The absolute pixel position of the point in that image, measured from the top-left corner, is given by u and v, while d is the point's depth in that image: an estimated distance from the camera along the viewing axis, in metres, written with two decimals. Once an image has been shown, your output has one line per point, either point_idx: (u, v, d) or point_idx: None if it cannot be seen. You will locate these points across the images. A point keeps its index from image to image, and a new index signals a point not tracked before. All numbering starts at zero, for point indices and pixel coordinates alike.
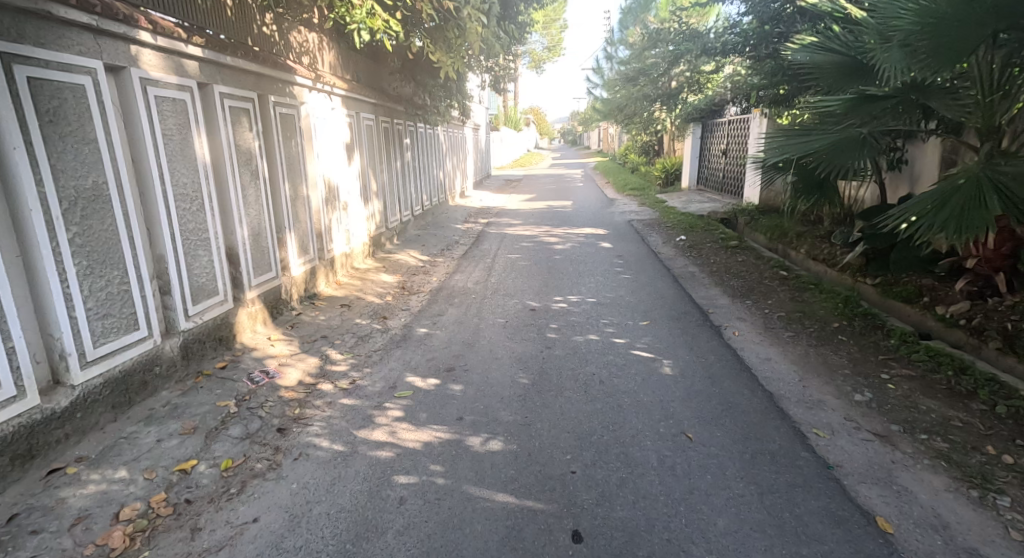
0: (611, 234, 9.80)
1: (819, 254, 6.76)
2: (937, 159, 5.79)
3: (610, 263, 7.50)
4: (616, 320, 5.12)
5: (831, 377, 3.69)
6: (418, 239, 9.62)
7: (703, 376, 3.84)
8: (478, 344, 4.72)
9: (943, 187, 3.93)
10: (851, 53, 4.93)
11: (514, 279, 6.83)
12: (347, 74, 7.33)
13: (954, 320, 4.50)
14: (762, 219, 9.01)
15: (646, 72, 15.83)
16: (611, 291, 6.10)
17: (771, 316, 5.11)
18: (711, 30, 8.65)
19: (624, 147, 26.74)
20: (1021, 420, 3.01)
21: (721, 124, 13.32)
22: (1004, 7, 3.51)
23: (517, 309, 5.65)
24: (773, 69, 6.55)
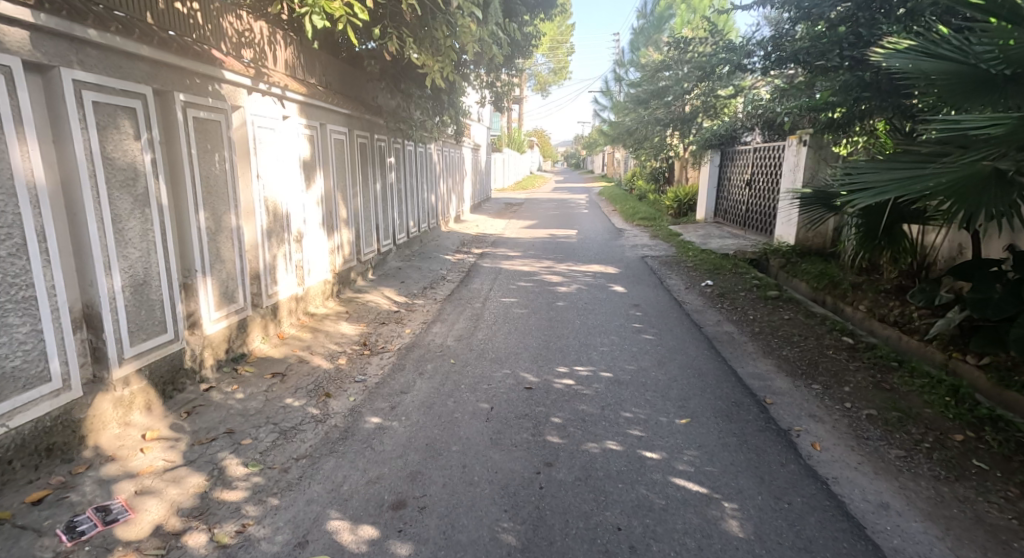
0: (623, 273, 8.42)
1: (889, 315, 5.32)
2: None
3: (625, 315, 6.09)
4: (645, 415, 3.70)
5: None
6: (397, 272, 8.22)
7: (797, 548, 2.48)
8: (448, 450, 3.25)
9: None
10: (971, 61, 3.62)
11: (506, 334, 5.41)
12: (310, 79, 5.98)
13: None
14: (802, 264, 7.63)
15: (660, 94, 14.59)
16: (631, 361, 4.68)
17: (857, 415, 3.70)
18: (752, 37, 7.15)
19: (629, 175, 25.66)
20: None
21: (743, 152, 12.04)
22: None
23: (508, 384, 4.22)
24: (854, 83, 5.22)
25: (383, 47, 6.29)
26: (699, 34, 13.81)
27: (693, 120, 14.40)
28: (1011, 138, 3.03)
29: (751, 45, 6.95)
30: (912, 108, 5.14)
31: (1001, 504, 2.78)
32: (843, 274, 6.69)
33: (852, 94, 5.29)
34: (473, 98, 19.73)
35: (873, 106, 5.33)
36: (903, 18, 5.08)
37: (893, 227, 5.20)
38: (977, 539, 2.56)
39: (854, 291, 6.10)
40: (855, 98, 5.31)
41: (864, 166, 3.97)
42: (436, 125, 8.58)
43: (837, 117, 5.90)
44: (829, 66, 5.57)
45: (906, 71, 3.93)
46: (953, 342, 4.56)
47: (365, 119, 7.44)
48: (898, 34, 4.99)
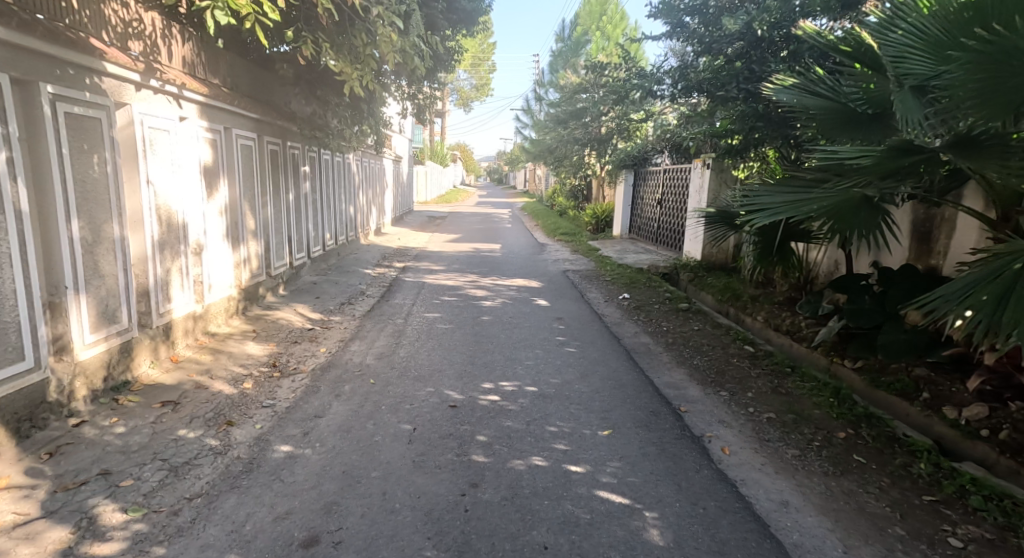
0: (546, 287, 8.44)
1: (783, 325, 5.57)
2: (909, 227, 4.71)
3: (549, 328, 6.07)
4: (570, 428, 3.63)
5: (890, 549, 2.51)
6: (311, 287, 7.79)
7: (712, 551, 2.47)
8: (367, 477, 3.01)
9: (981, 271, 2.68)
10: (842, 100, 3.77)
11: (428, 351, 5.21)
12: (212, 79, 5.56)
13: (974, 430, 3.25)
14: (709, 277, 7.98)
15: (577, 114, 15.23)
16: (555, 375, 4.61)
17: (759, 419, 3.82)
18: (661, 65, 7.30)
19: (548, 194, 26.17)
20: None
21: (653, 171, 12.56)
22: None
23: (430, 403, 4.02)
24: (749, 113, 5.56)
25: (297, 51, 5.98)
26: (614, 58, 14.38)
27: (609, 141, 14.93)
28: (877, 169, 3.01)
29: (661, 72, 7.07)
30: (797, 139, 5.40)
31: (877, 493, 2.92)
32: (743, 286, 7.04)
33: (749, 123, 5.59)
34: (395, 108, 19.51)
35: (765, 135, 5.63)
36: (787, 58, 5.51)
37: (784, 244, 5.40)
38: (862, 528, 2.66)
39: (753, 302, 6.40)
40: (751, 127, 5.63)
41: (756, 189, 3.97)
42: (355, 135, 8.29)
43: (736, 142, 6.16)
44: (728, 97, 5.79)
45: (790, 106, 3.98)
46: (834, 348, 4.73)
47: (275, 124, 7.00)
48: (786, 70, 5.33)
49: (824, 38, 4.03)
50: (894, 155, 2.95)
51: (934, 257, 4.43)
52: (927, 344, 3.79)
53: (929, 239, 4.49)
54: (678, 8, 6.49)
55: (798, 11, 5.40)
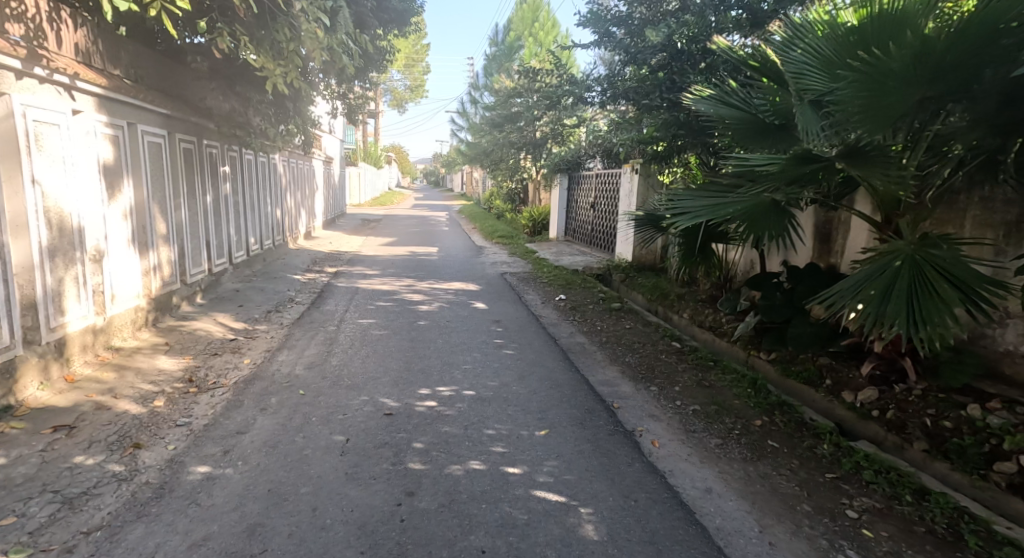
0: (483, 289, 8.51)
1: (707, 321, 5.89)
2: (812, 229, 5.13)
3: (487, 331, 6.14)
4: (507, 430, 3.71)
5: (798, 525, 2.74)
6: (234, 294, 7.49)
7: (643, 542, 2.61)
8: (295, 494, 2.96)
9: (870, 269, 2.98)
10: (753, 111, 4.07)
11: (361, 358, 5.15)
12: (110, 69, 5.28)
13: (867, 410, 3.59)
14: (639, 278, 8.30)
15: (512, 118, 15.42)
16: (493, 378, 4.68)
17: (685, 411, 4.04)
18: (591, 73, 7.54)
19: (485, 196, 26.29)
20: None
21: (586, 175, 12.89)
22: (945, 68, 2.65)
23: (365, 411, 3.99)
24: (671, 121, 5.82)
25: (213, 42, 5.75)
26: (547, 64, 14.65)
27: (544, 145, 15.22)
28: (783, 176, 3.26)
29: (590, 80, 7.28)
30: (715, 146, 5.77)
31: (789, 474, 3.17)
32: (671, 285, 7.38)
33: (671, 131, 5.86)
34: (324, 108, 19.03)
35: (687, 143, 5.94)
36: (704, 71, 5.84)
37: (706, 245, 5.72)
38: (774, 507, 2.89)
39: (679, 300, 6.72)
40: (673, 135, 5.90)
41: (678, 192, 4.20)
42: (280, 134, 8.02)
43: (660, 149, 6.46)
44: (653, 105, 6.10)
45: (708, 116, 4.24)
46: (751, 342, 5.06)
47: (190, 121, 6.71)
48: (704, 82, 5.70)
49: (735, 53, 4.36)
50: (796, 163, 3.22)
51: (833, 256, 4.85)
52: (830, 334, 4.14)
53: (828, 241, 4.92)
54: (605, 18, 6.74)
55: (713, 27, 5.74)
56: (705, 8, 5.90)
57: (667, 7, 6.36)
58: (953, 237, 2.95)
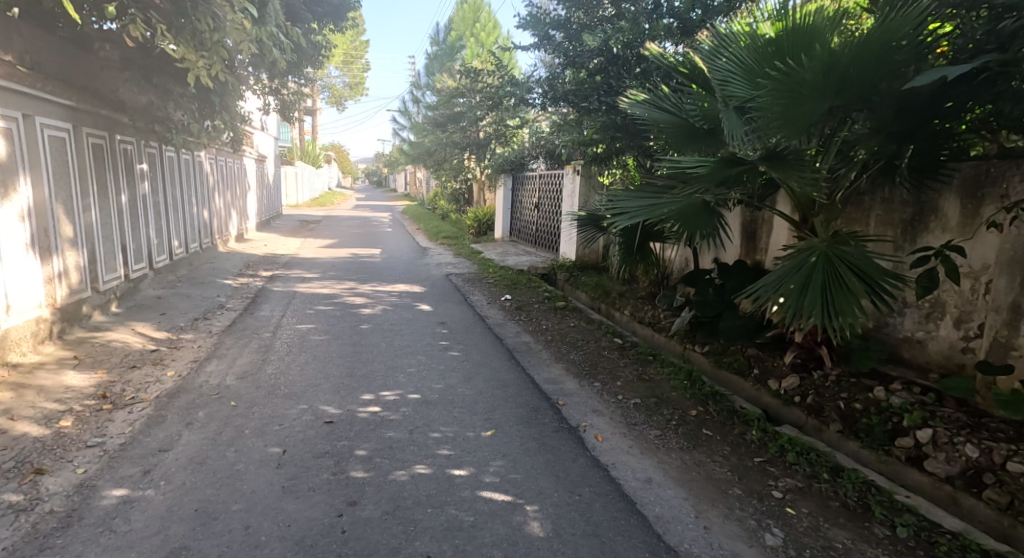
0: (428, 291, 8.47)
1: (647, 317, 6.11)
2: (739, 228, 5.41)
3: (432, 333, 6.12)
4: (454, 432, 3.72)
5: (729, 507, 2.91)
6: (156, 301, 7.12)
7: (587, 534, 2.69)
8: (226, 512, 2.86)
9: (791, 265, 3.19)
10: (685, 115, 4.26)
11: (299, 365, 5.02)
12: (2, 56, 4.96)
13: (791, 396, 3.84)
14: (583, 277, 8.49)
15: (455, 118, 15.38)
16: (439, 380, 4.68)
17: (627, 404, 4.18)
18: (532, 75, 7.65)
19: (430, 196, 26.08)
20: (930, 549, 2.57)
21: (530, 176, 13.04)
22: (849, 78, 2.91)
23: (304, 420, 3.89)
24: (609, 124, 6.03)
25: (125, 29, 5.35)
26: (489, 65, 14.68)
27: (488, 145, 15.27)
28: (712, 177, 3.44)
29: (531, 82, 7.35)
30: (650, 149, 5.96)
31: (722, 460, 3.35)
32: (613, 283, 7.58)
33: (610, 133, 6.08)
34: (254, 104, 18.30)
35: (625, 145, 6.15)
36: (639, 76, 6.06)
37: (644, 244, 5.93)
38: (708, 492, 3.05)
39: (621, 297, 6.92)
40: (611, 137, 6.12)
41: (616, 193, 4.34)
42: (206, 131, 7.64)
43: (600, 151, 6.66)
44: (591, 108, 6.30)
45: (643, 119, 4.41)
46: (687, 335, 5.29)
47: (98, 115, 6.41)
48: (638, 88, 5.85)
49: (667, 60, 4.56)
50: (724, 165, 3.39)
51: (758, 253, 5.14)
52: (757, 327, 4.40)
53: (753, 239, 5.21)
54: (544, 21, 6.86)
55: (646, 33, 5.97)
56: (639, 16, 6.04)
57: (603, 12, 6.48)
58: (858, 235, 3.24)
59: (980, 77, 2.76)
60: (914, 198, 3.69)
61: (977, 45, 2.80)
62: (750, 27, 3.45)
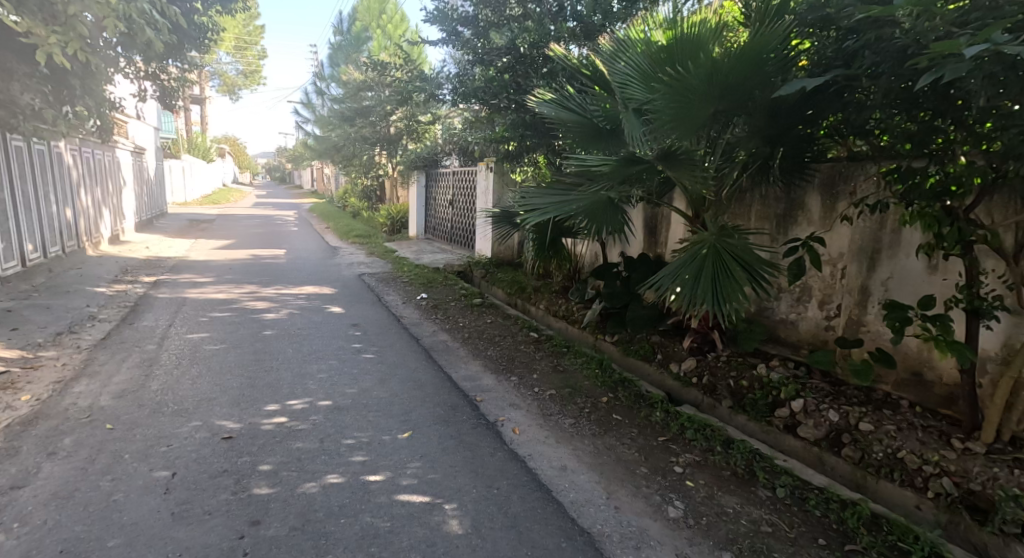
0: (338, 292, 8.22)
1: (560, 310, 6.30)
2: (641, 223, 5.72)
3: (343, 336, 5.96)
4: (369, 437, 3.65)
5: (635, 483, 3.11)
6: (11, 315, 6.30)
7: (505, 526, 2.75)
8: (99, 550, 2.53)
9: (685, 256, 3.44)
10: (589, 115, 4.45)
11: (192, 378, 4.65)
12: None
13: (689, 377, 4.14)
14: (498, 273, 8.61)
15: (363, 112, 14.99)
16: (352, 385, 4.57)
17: (543, 396, 4.31)
18: (441, 70, 7.65)
19: (337, 193, 25.24)
20: (804, 504, 2.89)
21: (443, 173, 13.00)
22: (731, 86, 3.20)
23: (197, 438, 3.58)
24: (518, 122, 6.18)
25: None
26: (397, 58, 14.42)
27: (398, 141, 15.02)
28: (615, 175, 3.62)
29: (441, 77, 7.39)
30: (558, 147, 6.14)
31: (630, 443, 3.55)
32: (527, 278, 7.74)
33: (519, 131, 6.24)
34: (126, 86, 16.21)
35: (534, 143, 6.32)
36: (546, 75, 6.17)
37: (555, 239, 6.12)
38: (617, 472, 3.23)
39: (535, 292, 7.09)
40: (521, 135, 6.28)
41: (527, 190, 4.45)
42: (63, 116, 6.86)
43: (511, 148, 6.82)
44: (501, 105, 6.43)
45: (550, 118, 4.55)
46: (599, 326, 5.53)
47: None
48: (545, 87, 6.00)
49: (571, 61, 4.75)
50: (624, 164, 3.59)
51: (659, 247, 5.47)
52: (660, 315, 4.69)
53: (655, 233, 5.53)
54: (451, 17, 6.98)
55: (551, 35, 6.11)
56: (545, 17, 6.24)
57: (510, 11, 6.60)
58: (740, 228, 3.54)
59: (832, 89, 3.06)
60: (786, 195, 4.11)
61: (827, 58, 3.05)
62: (645, 34, 3.67)
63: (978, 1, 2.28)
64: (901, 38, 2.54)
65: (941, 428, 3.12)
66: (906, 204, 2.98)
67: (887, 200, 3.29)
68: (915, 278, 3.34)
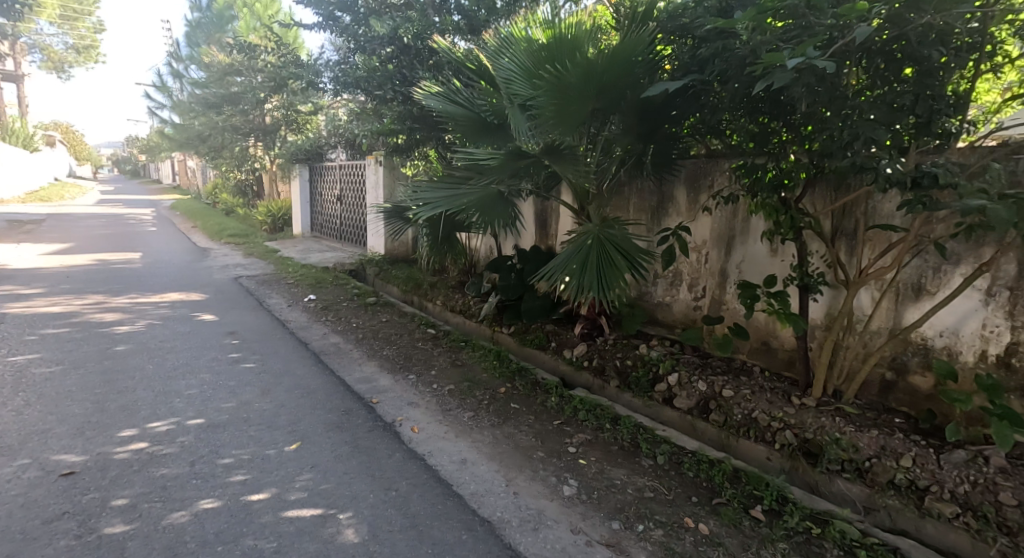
0: (211, 299, 7.59)
1: (457, 305, 6.31)
2: (532, 216, 5.88)
3: (218, 346, 5.50)
4: (250, 453, 3.38)
5: (532, 466, 3.25)
6: None
7: (406, 528, 2.72)
8: None
9: (572, 247, 3.60)
10: (476, 109, 4.50)
11: (21, 406, 4.01)
12: None
13: (581, 361, 4.36)
14: (392, 270, 8.45)
15: (233, 100, 13.93)
16: (228, 399, 4.18)
17: (442, 392, 4.33)
18: (320, 57, 7.42)
19: (206, 189, 23.28)
20: (681, 469, 3.17)
21: (328, 167, 12.48)
22: (607, 86, 3.41)
23: (26, 478, 3.07)
24: (407, 114, 6.11)
25: None
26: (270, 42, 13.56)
27: (276, 132, 14.15)
28: (503, 168, 3.71)
29: (319, 64, 7.14)
30: (447, 141, 6.14)
31: (528, 429, 3.67)
32: (423, 274, 7.67)
33: (408, 124, 6.16)
34: None
35: (424, 135, 6.25)
36: (432, 67, 6.16)
37: (450, 234, 6.13)
38: (516, 459, 3.34)
39: (432, 288, 7.04)
40: (410, 128, 6.21)
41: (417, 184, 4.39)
42: None
43: (400, 142, 6.75)
44: (387, 97, 6.28)
45: (437, 111, 4.54)
46: (496, 319, 5.63)
47: None
48: (432, 79, 5.96)
49: (455, 54, 4.78)
50: (512, 157, 3.69)
51: (550, 239, 5.67)
52: (553, 304, 4.87)
53: (545, 226, 5.72)
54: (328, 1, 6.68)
55: (435, 26, 6.14)
56: (428, 8, 6.31)
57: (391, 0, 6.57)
58: (620, 220, 3.78)
59: (689, 92, 3.36)
60: (658, 189, 4.42)
61: (684, 63, 3.31)
62: (526, 32, 3.78)
63: (797, 20, 2.63)
64: (742, 47, 2.84)
65: (784, 388, 3.56)
66: (751, 196, 3.28)
67: (737, 193, 3.61)
68: (762, 260, 3.78)
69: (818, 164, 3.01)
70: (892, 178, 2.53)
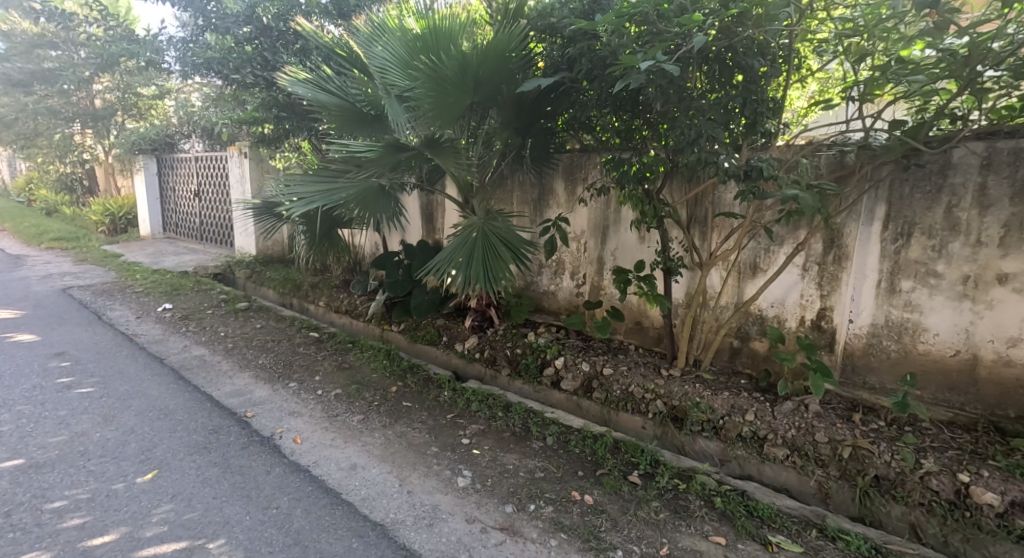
0: (31, 316, 6.58)
1: (341, 306, 6.09)
2: (417, 211, 5.82)
3: (43, 371, 4.79)
4: (89, 492, 3.00)
5: (423, 464, 3.25)
6: None
7: (288, 545, 2.61)
8: None
9: (458, 240, 3.62)
10: (349, 99, 4.35)
11: None
12: None
13: (472, 354, 4.42)
14: (265, 271, 7.93)
15: (52, 80, 12.09)
16: (57, 433, 3.65)
17: (328, 398, 4.17)
18: (161, 33, 6.81)
19: (19, 183, 20.05)
20: (569, 446, 3.34)
21: (181, 159, 11.37)
22: (482, 79, 3.48)
23: None
24: (270, 101, 5.70)
25: None
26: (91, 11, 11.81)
27: (108, 119, 12.38)
28: (382, 160, 3.60)
29: (160, 41, 6.67)
30: (322, 131, 5.83)
31: (421, 426, 3.66)
32: (300, 274, 7.28)
33: (274, 112, 5.76)
34: None
35: (291, 126, 5.88)
36: (298, 53, 5.79)
37: (330, 231, 5.89)
38: (407, 457, 3.33)
39: (312, 288, 6.72)
40: (276, 116, 5.82)
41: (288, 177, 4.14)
42: None
43: (267, 132, 6.39)
44: (246, 82, 5.91)
45: (306, 99, 4.30)
46: (385, 317, 5.52)
47: None
48: (298, 64, 5.60)
49: (323, 39, 4.59)
50: (392, 149, 3.59)
51: (437, 233, 5.66)
52: (442, 299, 4.88)
53: (431, 220, 5.70)
54: None
55: (299, 7, 5.85)
56: None
57: None
58: (504, 212, 3.88)
59: (561, 88, 3.54)
60: (538, 182, 4.57)
61: (555, 61, 3.48)
62: (398, 19, 3.71)
63: (648, 27, 2.84)
64: (604, 48, 3.05)
65: (656, 362, 3.86)
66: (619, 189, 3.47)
67: (608, 185, 3.89)
68: (634, 248, 4.08)
69: (674, 158, 3.29)
70: (730, 171, 2.88)
